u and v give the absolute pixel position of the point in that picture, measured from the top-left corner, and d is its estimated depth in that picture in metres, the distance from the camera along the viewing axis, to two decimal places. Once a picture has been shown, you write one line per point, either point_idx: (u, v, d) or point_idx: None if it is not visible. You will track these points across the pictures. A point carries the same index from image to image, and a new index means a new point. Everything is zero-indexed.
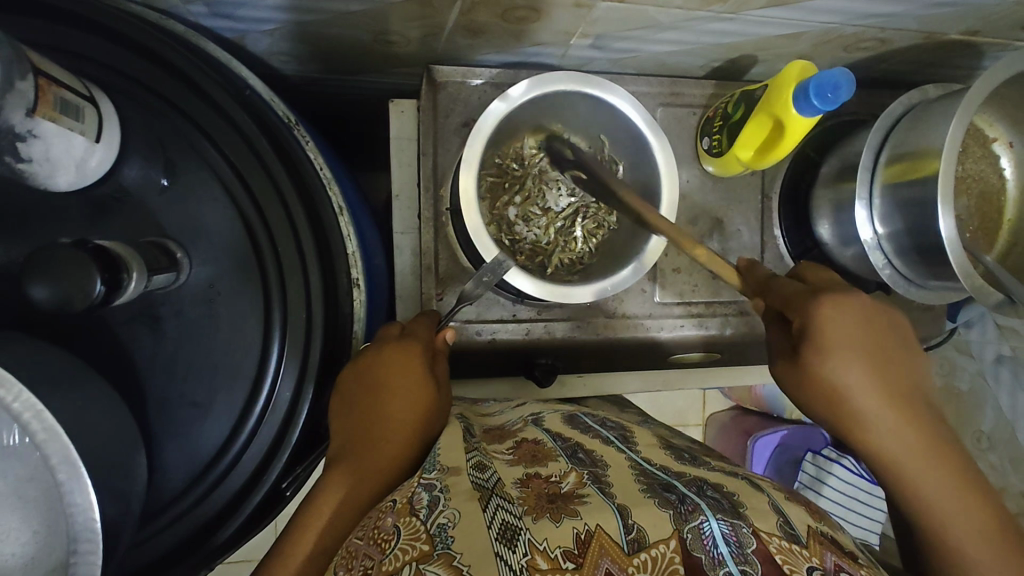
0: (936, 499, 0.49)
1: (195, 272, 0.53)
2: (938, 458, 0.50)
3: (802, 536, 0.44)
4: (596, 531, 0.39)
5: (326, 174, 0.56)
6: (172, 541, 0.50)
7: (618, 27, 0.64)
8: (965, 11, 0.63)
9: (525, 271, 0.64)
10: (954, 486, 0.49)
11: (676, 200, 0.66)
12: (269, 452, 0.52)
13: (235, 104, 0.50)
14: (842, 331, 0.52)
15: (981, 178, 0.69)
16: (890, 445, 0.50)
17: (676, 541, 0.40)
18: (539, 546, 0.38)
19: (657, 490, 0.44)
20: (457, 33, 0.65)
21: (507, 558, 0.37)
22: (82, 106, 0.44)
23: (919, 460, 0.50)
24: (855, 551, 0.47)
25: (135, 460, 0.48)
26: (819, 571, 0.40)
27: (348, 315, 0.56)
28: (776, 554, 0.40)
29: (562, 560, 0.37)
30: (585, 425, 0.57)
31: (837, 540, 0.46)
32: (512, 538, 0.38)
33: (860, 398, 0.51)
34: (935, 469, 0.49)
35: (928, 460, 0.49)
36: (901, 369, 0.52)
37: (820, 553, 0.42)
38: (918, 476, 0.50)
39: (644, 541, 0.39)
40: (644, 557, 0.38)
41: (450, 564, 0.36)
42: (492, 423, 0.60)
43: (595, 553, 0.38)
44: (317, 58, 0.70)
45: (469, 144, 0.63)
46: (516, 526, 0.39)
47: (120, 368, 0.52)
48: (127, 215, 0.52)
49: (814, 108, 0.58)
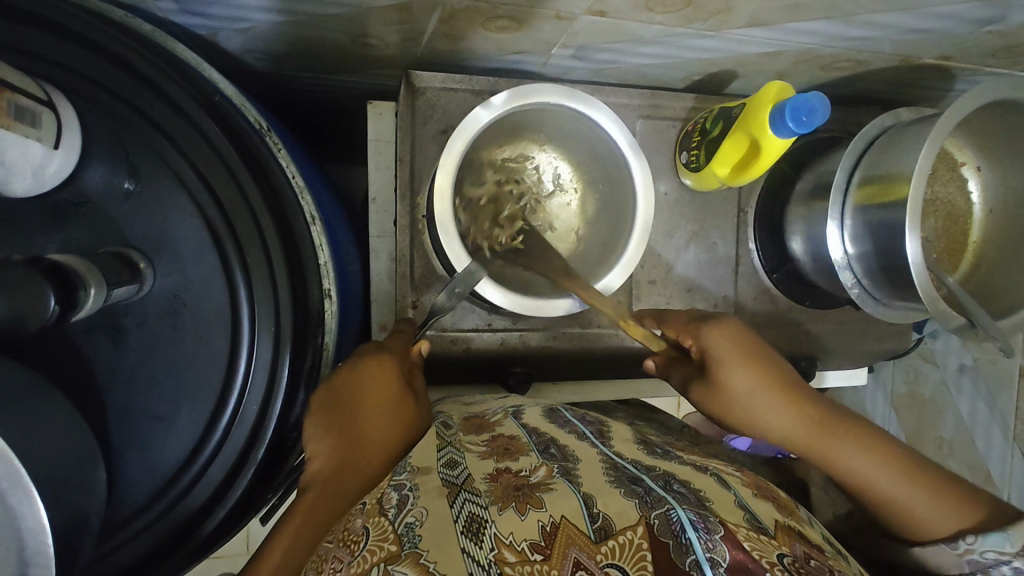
0: (865, 475, 0.56)
1: (160, 282, 0.51)
2: (850, 438, 0.57)
3: (769, 527, 0.45)
4: (561, 522, 0.39)
5: (298, 182, 0.54)
6: (135, 555, 0.50)
7: (600, 38, 0.63)
8: (939, 37, 0.63)
9: (496, 282, 0.64)
10: (875, 458, 0.56)
11: (649, 220, 0.66)
12: (235, 466, 0.51)
13: (202, 111, 0.49)
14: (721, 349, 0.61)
15: (948, 201, 0.72)
16: (799, 431, 0.58)
17: (643, 527, 0.40)
18: (506, 539, 0.38)
19: (624, 482, 0.45)
20: (437, 39, 0.64)
21: (474, 553, 0.38)
22: (39, 112, 0.43)
23: (836, 443, 0.57)
24: (820, 542, 0.48)
25: (93, 473, 0.46)
26: (789, 556, 0.42)
27: (317, 325, 0.55)
28: (746, 544, 0.41)
29: (529, 551, 0.38)
30: (565, 419, 0.58)
31: (804, 533, 0.47)
32: (478, 533, 0.39)
33: (761, 402, 0.59)
34: (846, 439, 0.57)
35: (841, 440, 0.57)
36: (782, 377, 0.60)
37: (788, 542, 0.44)
38: (838, 454, 0.57)
39: (610, 529, 0.40)
40: (612, 545, 0.39)
41: (417, 562, 0.37)
42: (471, 411, 0.61)
43: (563, 544, 0.38)
44: (292, 57, 0.68)
45: (448, 149, 0.62)
46: (483, 518, 0.40)
47: (78, 379, 0.50)
48: (87, 220, 0.50)
49: (790, 130, 0.59)
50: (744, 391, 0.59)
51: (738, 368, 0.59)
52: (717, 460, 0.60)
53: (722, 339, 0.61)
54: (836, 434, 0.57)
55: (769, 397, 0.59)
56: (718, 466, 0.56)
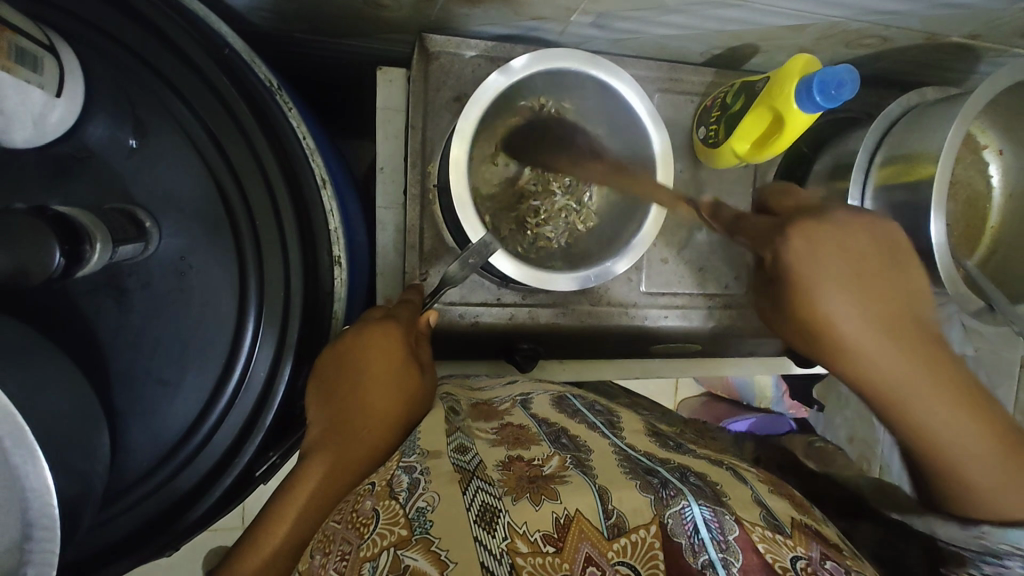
0: (945, 433, 0.47)
1: (165, 242, 0.49)
2: (947, 382, 0.47)
3: (786, 526, 0.44)
4: (575, 516, 0.39)
5: (309, 144, 0.52)
6: (137, 522, 0.48)
7: (621, 5, 0.61)
8: (969, 13, 0.62)
9: (509, 253, 0.63)
10: (959, 412, 0.47)
11: (639, 251, 0.66)
12: (241, 435, 0.50)
13: (212, 64, 0.47)
14: (823, 271, 0.49)
15: (969, 184, 0.70)
16: (894, 374, 0.47)
17: (656, 526, 0.40)
18: (519, 529, 0.38)
19: (640, 474, 0.44)
20: (453, 2, 0.62)
21: (486, 542, 0.37)
22: (41, 56, 0.40)
23: (925, 387, 0.47)
24: (839, 542, 0.47)
25: (96, 437, 0.45)
26: (803, 560, 0.41)
27: (328, 294, 0.53)
28: (759, 546, 0.41)
29: (541, 543, 0.37)
30: (574, 408, 0.56)
31: (820, 531, 0.46)
32: (491, 521, 0.38)
33: (859, 328, 0.48)
34: (942, 388, 0.47)
35: (930, 386, 0.47)
36: (901, 295, 0.49)
37: (805, 542, 0.43)
38: (926, 410, 0.47)
39: (623, 526, 0.39)
40: (624, 542, 0.39)
41: (428, 549, 0.36)
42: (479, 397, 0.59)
43: (575, 538, 0.38)
44: (300, 17, 0.65)
45: (464, 114, 0.60)
46: (496, 507, 0.39)
47: (78, 340, 0.48)
48: (89, 176, 0.48)
49: (816, 104, 0.57)
50: (850, 325, 0.48)
51: (840, 292, 0.48)
52: (728, 453, 0.59)
53: (816, 237, 0.50)
54: (934, 372, 0.47)
55: (875, 320, 0.48)
56: (733, 461, 0.55)
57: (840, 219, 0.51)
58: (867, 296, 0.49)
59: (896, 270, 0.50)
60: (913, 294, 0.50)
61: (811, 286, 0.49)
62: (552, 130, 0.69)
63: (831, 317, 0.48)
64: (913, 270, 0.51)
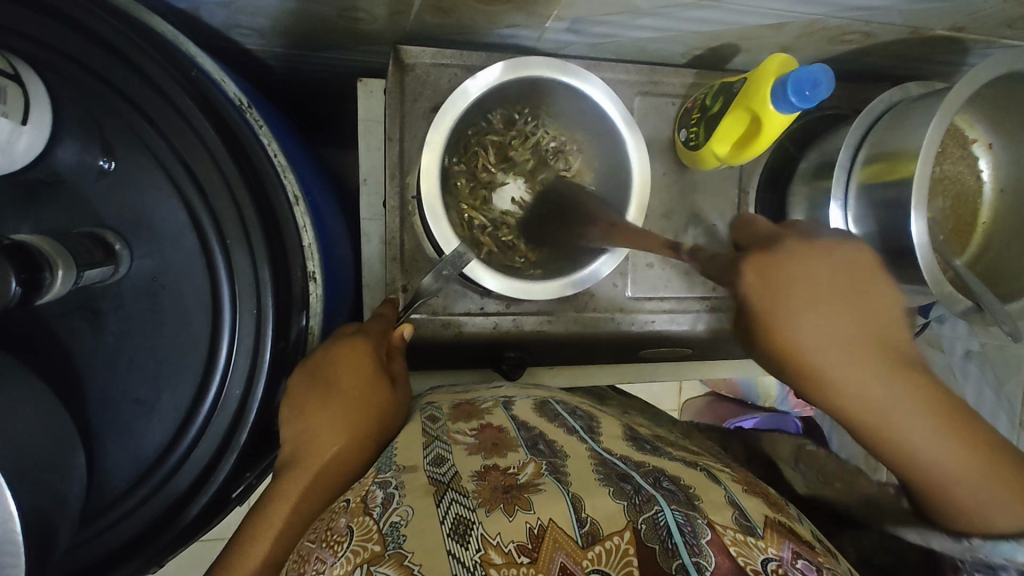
0: (933, 451, 0.45)
1: (137, 264, 0.50)
2: (920, 396, 0.44)
3: (757, 525, 0.43)
4: (549, 525, 0.38)
5: (281, 161, 0.52)
6: (114, 543, 0.48)
7: (594, 11, 0.61)
8: (951, 6, 0.60)
9: (487, 266, 0.63)
10: (942, 432, 0.45)
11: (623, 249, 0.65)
12: (216, 453, 0.50)
13: (178, 87, 0.47)
14: (797, 299, 0.45)
15: (958, 180, 0.68)
16: (868, 403, 0.44)
17: (630, 532, 0.39)
18: (493, 540, 0.37)
19: (614, 480, 0.43)
20: (426, 12, 0.61)
21: (458, 553, 0.36)
22: (3, 86, 0.41)
23: (901, 403, 0.44)
24: (810, 539, 0.46)
25: (70, 460, 0.46)
26: (774, 562, 0.40)
27: (303, 310, 0.53)
28: (731, 549, 0.40)
29: (515, 553, 0.37)
30: (554, 412, 0.56)
31: (793, 530, 0.45)
32: (464, 533, 0.38)
33: (837, 365, 0.44)
34: (915, 399, 0.44)
35: (907, 399, 0.44)
36: (866, 306, 0.45)
37: (777, 542, 0.42)
38: (899, 430, 0.44)
39: (598, 533, 0.38)
40: (598, 549, 0.38)
41: (400, 564, 0.35)
42: (462, 400, 0.59)
43: (549, 547, 0.37)
44: (278, 33, 0.65)
45: (434, 125, 0.60)
46: (470, 519, 0.39)
47: (54, 361, 0.49)
48: (61, 201, 0.49)
49: (792, 105, 0.56)
50: (819, 352, 0.44)
51: (813, 318, 0.44)
52: (705, 454, 0.59)
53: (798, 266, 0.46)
54: (899, 385, 0.44)
55: (849, 352, 0.44)
56: (709, 462, 0.55)
57: (803, 252, 0.46)
58: (837, 318, 0.44)
59: (865, 281, 0.46)
60: (872, 308, 0.45)
61: (775, 300, 0.45)
62: (523, 128, 0.69)
63: (802, 346, 0.45)
64: (874, 278, 0.46)
